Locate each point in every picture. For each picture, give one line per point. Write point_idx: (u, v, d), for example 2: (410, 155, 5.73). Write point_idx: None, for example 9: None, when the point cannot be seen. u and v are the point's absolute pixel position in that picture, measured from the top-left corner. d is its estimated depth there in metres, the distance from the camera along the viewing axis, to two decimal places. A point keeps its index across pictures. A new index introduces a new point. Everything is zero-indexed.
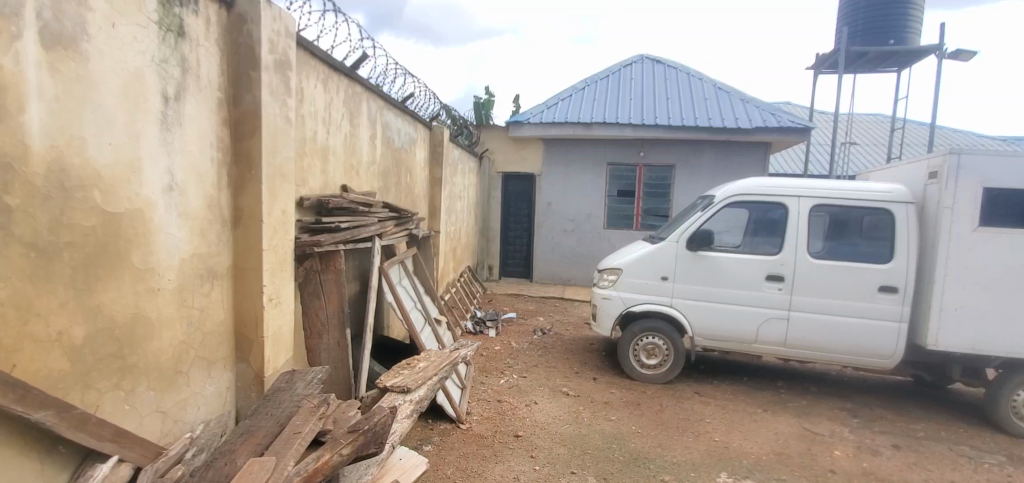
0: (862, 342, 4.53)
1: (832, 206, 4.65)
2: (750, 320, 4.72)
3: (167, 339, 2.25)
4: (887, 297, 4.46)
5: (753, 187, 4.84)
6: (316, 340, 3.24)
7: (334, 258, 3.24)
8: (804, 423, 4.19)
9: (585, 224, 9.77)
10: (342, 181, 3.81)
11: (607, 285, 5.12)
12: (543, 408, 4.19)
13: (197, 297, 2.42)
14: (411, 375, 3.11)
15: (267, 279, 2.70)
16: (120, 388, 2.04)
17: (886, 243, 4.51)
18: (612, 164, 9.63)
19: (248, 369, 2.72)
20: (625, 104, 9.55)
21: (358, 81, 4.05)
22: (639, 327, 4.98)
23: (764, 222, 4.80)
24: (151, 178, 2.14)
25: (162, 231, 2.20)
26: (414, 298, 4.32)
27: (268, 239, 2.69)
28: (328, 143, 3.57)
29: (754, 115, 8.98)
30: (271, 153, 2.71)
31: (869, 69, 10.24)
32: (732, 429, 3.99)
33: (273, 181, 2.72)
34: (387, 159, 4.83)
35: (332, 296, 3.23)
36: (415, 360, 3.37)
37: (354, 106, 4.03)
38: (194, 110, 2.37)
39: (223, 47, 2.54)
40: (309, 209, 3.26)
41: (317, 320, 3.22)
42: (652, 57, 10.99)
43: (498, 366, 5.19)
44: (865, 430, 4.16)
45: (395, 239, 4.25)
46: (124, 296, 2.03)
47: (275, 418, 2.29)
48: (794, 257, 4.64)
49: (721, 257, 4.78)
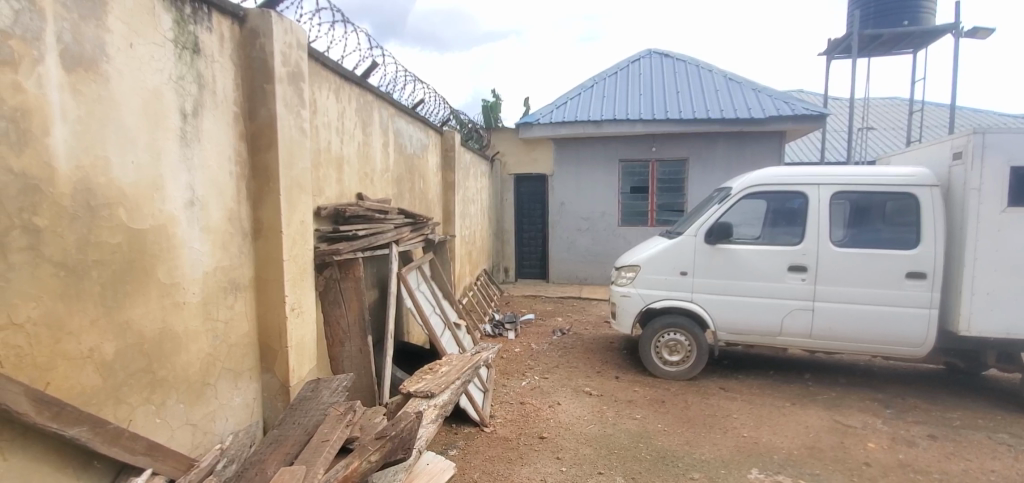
0: (890, 330, 4.43)
1: (852, 192, 4.56)
2: (773, 312, 4.64)
3: (194, 352, 2.28)
4: (915, 283, 4.35)
5: (771, 177, 4.77)
6: (338, 348, 3.24)
7: (353, 265, 3.22)
8: (835, 416, 4.10)
9: (600, 223, 9.73)
10: (357, 190, 3.84)
11: (625, 283, 5.07)
12: (567, 409, 4.16)
13: (221, 310, 2.44)
14: (433, 380, 3.06)
15: (288, 288, 2.72)
16: (151, 401, 2.07)
17: (910, 228, 4.42)
18: (624, 161, 9.57)
19: (274, 379, 2.73)
20: (635, 100, 9.49)
21: (369, 90, 4.08)
22: (660, 323, 4.91)
23: (783, 212, 4.72)
24: (174, 194, 2.17)
25: (185, 245, 2.23)
26: (433, 303, 4.31)
27: (288, 249, 2.71)
28: (342, 152, 3.61)
29: (768, 104, 8.86)
30: (288, 165, 2.73)
31: (883, 52, 10.04)
32: (761, 424, 3.92)
33: (291, 191, 2.74)
34: (400, 166, 4.87)
35: (353, 304, 3.23)
36: (437, 365, 3.34)
37: (367, 115, 4.06)
38: (211, 125, 2.40)
39: (237, 62, 2.56)
40: (326, 219, 3.29)
41: (339, 328, 3.22)
42: (660, 51, 10.93)
43: (519, 369, 5.17)
44: (899, 420, 4.06)
45: (412, 245, 4.25)
46: (152, 311, 2.07)
47: (303, 426, 2.23)
48: (816, 246, 4.55)
49: (741, 249, 4.71)
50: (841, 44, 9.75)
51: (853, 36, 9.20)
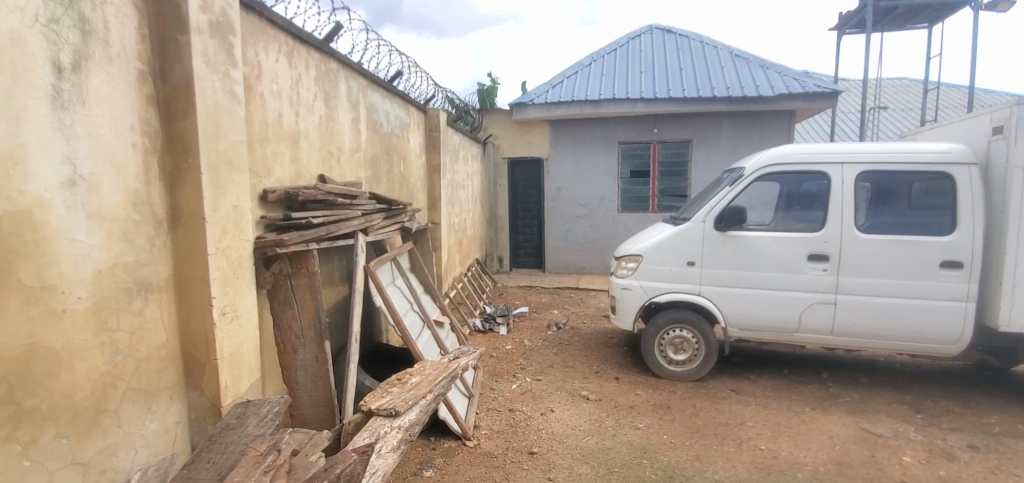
0: (923, 326, 3.96)
1: (878, 172, 4.08)
2: (791, 306, 4.17)
3: (81, 373, 1.81)
4: (950, 274, 3.88)
5: (787, 157, 4.27)
6: (291, 356, 2.75)
7: (307, 258, 2.71)
8: (860, 423, 3.66)
9: (598, 209, 9.23)
10: (318, 171, 3.34)
11: (626, 274, 4.58)
12: (562, 417, 3.70)
13: (123, 318, 1.96)
14: (400, 394, 2.57)
15: (216, 288, 2.23)
16: (14, 440, 1.60)
17: (945, 211, 3.94)
18: (624, 143, 9.04)
19: (202, 397, 2.27)
20: (636, 78, 8.93)
21: (333, 56, 3.56)
22: (664, 319, 4.44)
23: (799, 195, 4.25)
24: (44, 170, 1.67)
25: (64, 237, 1.74)
26: (410, 298, 3.82)
27: (215, 240, 2.21)
28: (297, 126, 3.10)
29: (777, 81, 8.32)
30: (213, 137, 2.22)
31: (897, 27, 9.48)
32: (779, 434, 3.46)
33: (217, 169, 2.24)
34: (375, 145, 4.34)
35: (307, 304, 2.73)
36: (407, 374, 2.82)
37: (330, 86, 3.54)
38: (104, 85, 1.89)
39: (142, 7, 2.04)
40: (275, 203, 2.79)
41: (291, 333, 2.73)
42: (662, 27, 10.32)
43: (509, 369, 4.71)
44: (932, 427, 3.62)
45: (385, 233, 3.75)
46: (11, 324, 1.58)
47: (217, 468, 1.74)
48: (839, 232, 4.06)
49: (755, 236, 4.21)
50: (853, 19, 9.19)
51: (866, 9, 8.64)
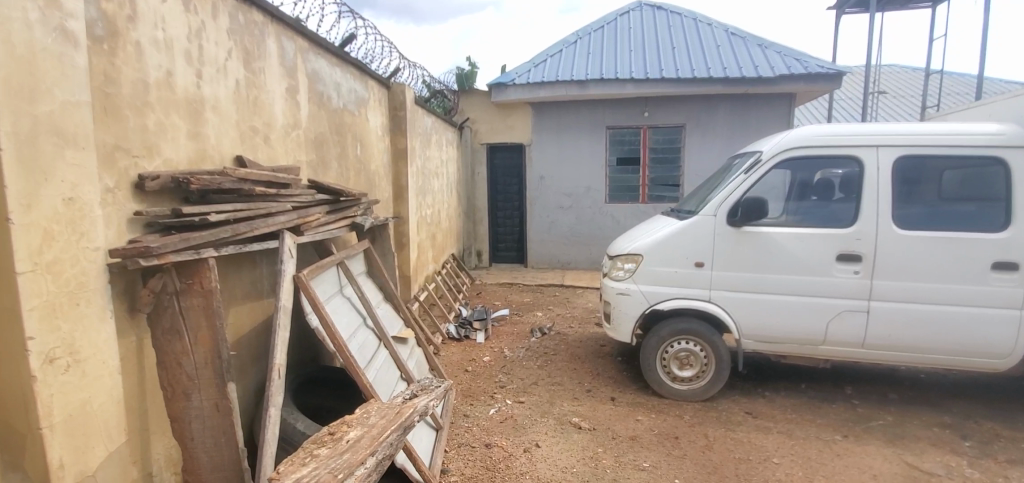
0: (970, 338, 3.38)
1: (920, 157, 3.46)
2: (815, 314, 3.56)
3: None
4: (1003, 277, 3.30)
5: (810, 139, 3.64)
6: (182, 403, 2.01)
7: (200, 270, 1.98)
8: (904, 456, 3.07)
9: (585, 199, 8.57)
10: (235, 153, 2.58)
11: (622, 277, 3.92)
12: (549, 456, 3.03)
13: None
14: (327, 462, 1.82)
15: (37, 323, 1.49)
16: None
17: (996, 204, 3.35)
18: (612, 128, 8.37)
19: None
20: (625, 57, 8.23)
21: (257, 5, 2.78)
22: (668, 330, 3.80)
23: (823, 185, 3.62)
24: None
25: None
26: (360, 311, 3.09)
27: (30, 252, 1.47)
28: (201, 92, 2.33)
29: (777, 62, 7.71)
30: (25, 93, 1.46)
31: (899, 6, 8.95)
32: (812, 474, 2.85)
33: (33, 145, 1.48)
34: (322, 122, 3.57)
35: (202, 333, 1.99)
36: (343, 427, 2.10)
37: (254, 42, 2.76)
38: None
39: None
40: (158, 193, 2.02)
41: (180, 373, 1.99)
42: (652, 3, 9.61)
43: (487, 388, 4.02)
44: (986, 459, 3.06)
45: (327, 232, 3.01)
46: None
47: None
48: (874, 228, 3.45)
49: (775, 233, 3.58)
50: None
51: None
